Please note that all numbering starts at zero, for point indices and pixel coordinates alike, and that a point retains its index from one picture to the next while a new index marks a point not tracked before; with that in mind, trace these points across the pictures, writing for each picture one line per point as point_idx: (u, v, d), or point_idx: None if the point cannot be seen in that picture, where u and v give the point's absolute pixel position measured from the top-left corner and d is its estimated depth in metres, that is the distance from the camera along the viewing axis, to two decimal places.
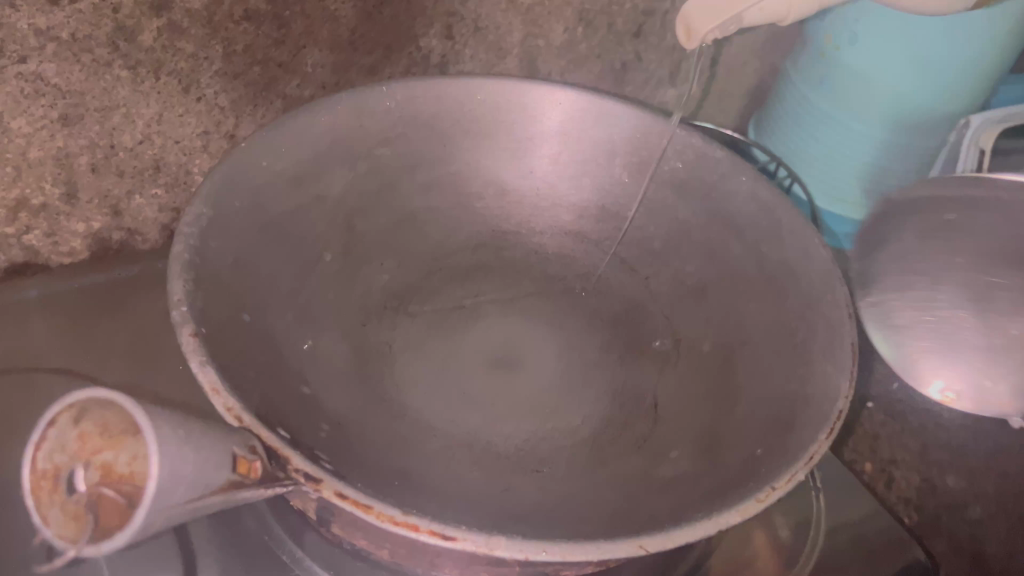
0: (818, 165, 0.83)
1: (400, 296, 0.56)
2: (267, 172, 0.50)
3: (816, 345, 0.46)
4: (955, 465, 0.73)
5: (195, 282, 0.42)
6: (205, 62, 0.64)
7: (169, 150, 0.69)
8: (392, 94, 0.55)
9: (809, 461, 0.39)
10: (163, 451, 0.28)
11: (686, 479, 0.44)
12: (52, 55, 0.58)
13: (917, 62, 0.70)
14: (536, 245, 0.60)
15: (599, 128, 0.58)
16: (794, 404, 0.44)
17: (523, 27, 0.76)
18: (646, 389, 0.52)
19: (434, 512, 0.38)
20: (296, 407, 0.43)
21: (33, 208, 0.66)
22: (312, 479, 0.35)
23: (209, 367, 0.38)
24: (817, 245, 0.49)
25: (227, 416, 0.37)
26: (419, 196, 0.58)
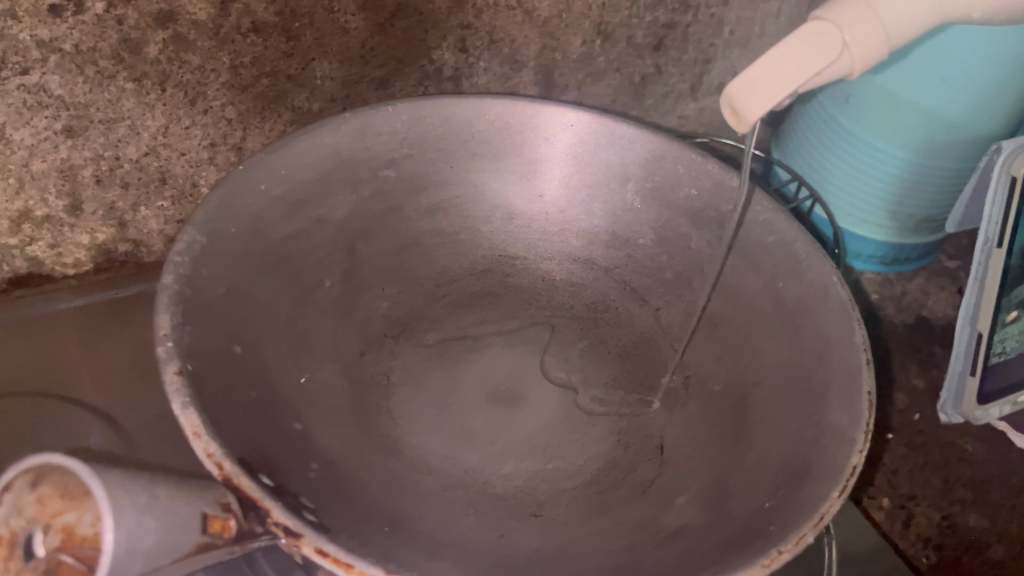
0: (843, 185, 0.80)
1: (402, 325, 0.54)
2: (265, 196, 0.48)
3: (833, 392, 0.44)
4: (978, 503, 0.70)
5: (183, 315, 0.41)
6: (212, 74, 0.62)
7: (175, 163, 0.67)
8: (398, 114, 0.54)
9: (818, 523, 0.37)
10: (120, 522, 0.30)
11: (690, 530, 0.41)
12: (55, 67, 0.57)
13: (951, 83, 0.67)
14: (544, 271, 0.59)
15: (612, 151, 0.56)
16: (807, 455, 0.42)
17: (540, 39, 0.73)
18: (654, 429, 0.50)
19: (424, 565, 0.37)
20: (286, 446, 0.41)
21: (37, 220, 0.65)
22: (292, 534, 0.34)
23: (191, 409, 0.37)
24: (837, 283, 0.47)
25: (207, 463, 0.35)
26: (424, 220, 0.56)
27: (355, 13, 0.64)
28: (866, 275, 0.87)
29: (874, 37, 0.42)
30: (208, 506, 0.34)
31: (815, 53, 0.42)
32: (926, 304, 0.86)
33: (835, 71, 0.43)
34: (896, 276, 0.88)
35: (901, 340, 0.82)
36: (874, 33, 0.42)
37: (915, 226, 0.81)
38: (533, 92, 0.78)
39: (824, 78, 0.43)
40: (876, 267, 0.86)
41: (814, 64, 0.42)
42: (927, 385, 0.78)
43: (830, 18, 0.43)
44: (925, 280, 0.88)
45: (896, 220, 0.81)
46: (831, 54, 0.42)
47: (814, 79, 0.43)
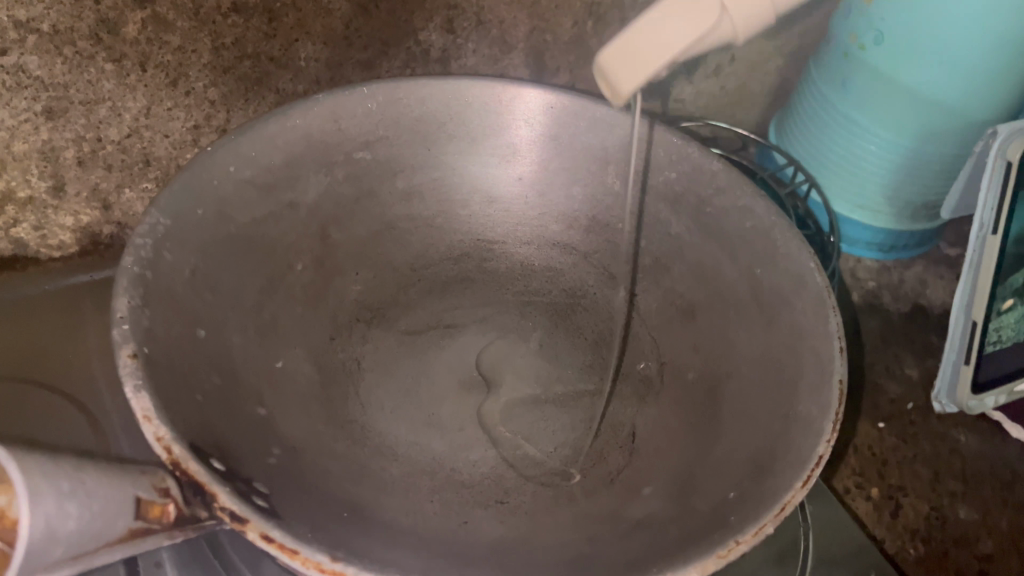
0: (840, 171, 0.79)
1: (374, 310, 0.54)
2: (234, 178, 0.48)
3: (803, 383, 0.43)
4: (968, 495, 0.69)
5: (143, 299, 0.40)
6: (193, 55, 0.62)
7: (158, 145, 0.66)
8: (373, 96, 0.53)
9: (780, 512, 0.36)
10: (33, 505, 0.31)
11: (653, 522, 0.41)
12: (33, 47, 0.56)
13: (949, 66, 0.65)
14: (521, 257, 0.58)
15: (592, 134, 0.56)
16: (775, 447, 0.41)
17: (529, 21, 0.72)
18: (624, 419, 0.50)
19: (378, 552, 0.36)
20: (246, 431, 0.41)
21: (19, 201, 0.65)
22: (237, 519, 0.33)
23: (143, 393, 0.36)
24: (814, 270, 0.46)
25: (156, 447, 0.35)
26: (400, 204, 0.56)
27: None
28: (863, 262, 0.86)
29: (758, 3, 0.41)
30: (143, 490, 0.36)
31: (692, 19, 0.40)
32: (924, 293, 0.84)
33: (717, 34, 0.42)
34: (894, 263, 0.86)
35: (896, 329, 0.81)
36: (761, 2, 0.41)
37: (913, 212, 0.80)
38: (524, 74, 0.77)
39: (705, 44, 0.42)
40: (872, 253, 0.85)
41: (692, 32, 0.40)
42: (921, 375, 0.77)
43: None
44: (923, 268, 0.87)
45: (893, 207, 0.79)
46: (708, 21, 0.40)
47: (695, 45, 0.41)
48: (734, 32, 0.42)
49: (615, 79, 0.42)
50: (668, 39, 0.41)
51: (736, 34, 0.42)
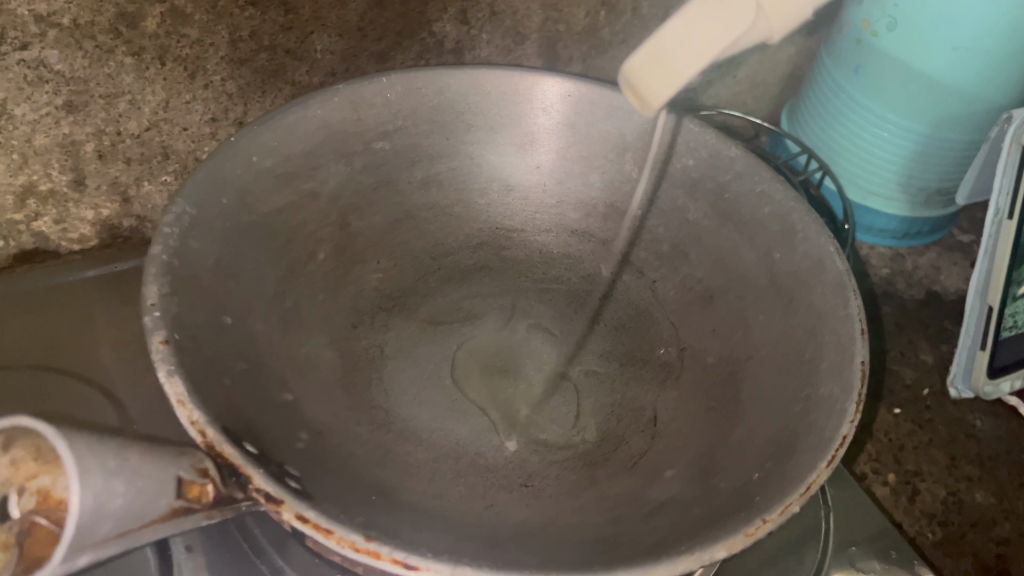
0: (853, 157, 0.79)
1: (395, 298, 0.55)
2: (256, 168, 0.48)
3: (825, 365, 0.43)
4: (985, 479, 0.69)
5: (171, 286, 0.41)
6: (211, 48, 0.62)
7: (177, 137, 0.66)
8: (391, 85, 0.53)
9: (805, 492, 0.37)
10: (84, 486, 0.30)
11: (677, 503, 0.41)
12: (54, 41, 0.56)
13: (963, 52, 0.65)
14: (540, 244, 0.59)
15: (609, 122, 0.56)
16: (797, 428, 0.41)
17: (542, 11, 0.72)
18: (646, 403, 0.51)
19: (407, 533, 0.37)
20: (274, 416, 0.42)
21: (41, 195, 0.65)
22: (273, 500, 0.34)
23: (177, 378, 0.37)
24: (834, 254, 0.46)
25: (191, 430, 0.36)
26: (419, 193, 0.57)
27: None
28: (877, 249, 0.86)
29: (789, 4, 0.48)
30: (184, 470, 0.34)
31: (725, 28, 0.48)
32: (938, 279, 0.85)
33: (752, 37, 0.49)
34: (907, 250, 0.87)
35: (910, 315, 0.81)
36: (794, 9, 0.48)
37: (928, 199, 0.80)
38: (537, 64, 0.77)
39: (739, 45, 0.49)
40: (886, 240, 0.85)
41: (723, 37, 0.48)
42: (936, 360, 0.77)
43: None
44: (936, 255, 0.87)
45: (908, 193, 0.79)
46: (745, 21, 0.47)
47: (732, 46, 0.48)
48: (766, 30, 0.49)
49: (645, 89, 0.51)
50: (699, 47, 0.48)
51: (770, 33, 0.49)
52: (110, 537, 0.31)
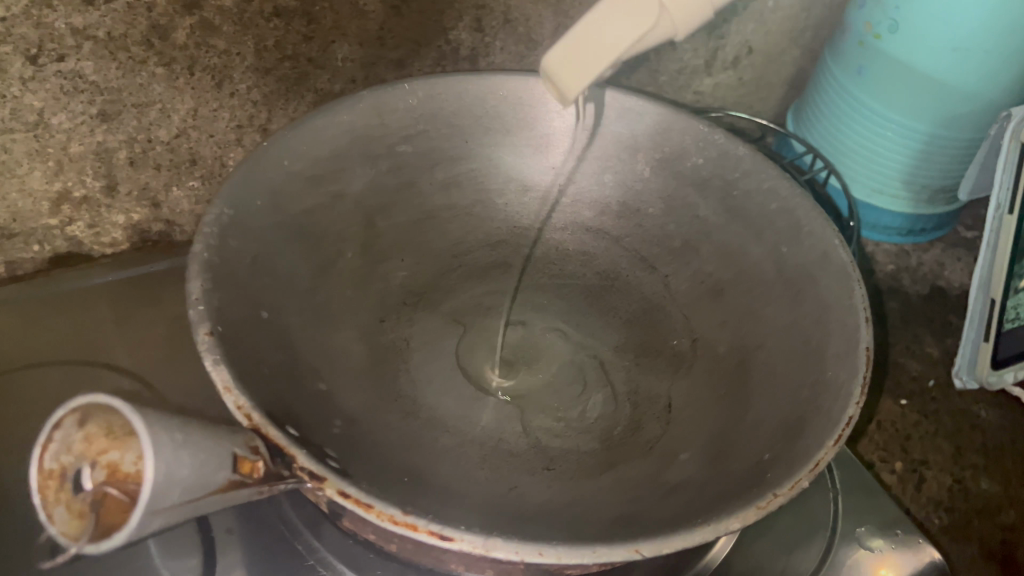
0: (856, 156, 0.81)
1: (418, 294, 0.58)
2: (287, 171, 0.51)
3: (831, 352, 0.45)
4: (989, 468, 0.71)
5: (213, 282, 0.43)
6: (237, 58, 0.64)
7: (203, 144, 0.69)
8: (413, 91, 0.56)
9: (814, 469, 0.39)
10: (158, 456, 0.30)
11: (692, 483, 0.43)
12: (89, 53, 0.58)
13: (962, 53, 0.68)
14: (556, 242, 0.62)
15: (622, 124, 0.59)
16: (805, 410, 0.43)
17: (554, 18, 0.75)
18: (660, 392, 0.54)
19: (440, 511, 0.39)
20: (312, 404, 0.44)
21: (75, 201, 0.67)
22: (316, 478, 0.36)
23: (222, 366, 0.39)
24: (838, 246, 0.49)
25: (238, 415, 0.38)
26: (440, 194, 0.59)
27: None
28: (882, 246, 0.89)
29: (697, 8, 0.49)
30: (238, 447, 0.35)
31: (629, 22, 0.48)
32: (942, 275, 0.87)
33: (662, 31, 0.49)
34: (912, 247, 0.89)
35: (915, 309, 0.83)
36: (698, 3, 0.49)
37: (931, 196, 0.82)
38: None
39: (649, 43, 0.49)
40: (891, 238, 0.87)
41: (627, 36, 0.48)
42: (941, 353, 0.79)
43: None
44: (941, 251, 0.89)
45: (910, 191, 0.82)
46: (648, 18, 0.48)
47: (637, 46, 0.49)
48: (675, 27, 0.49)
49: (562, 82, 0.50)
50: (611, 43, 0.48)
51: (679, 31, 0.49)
52: (181, 504, 0.32)
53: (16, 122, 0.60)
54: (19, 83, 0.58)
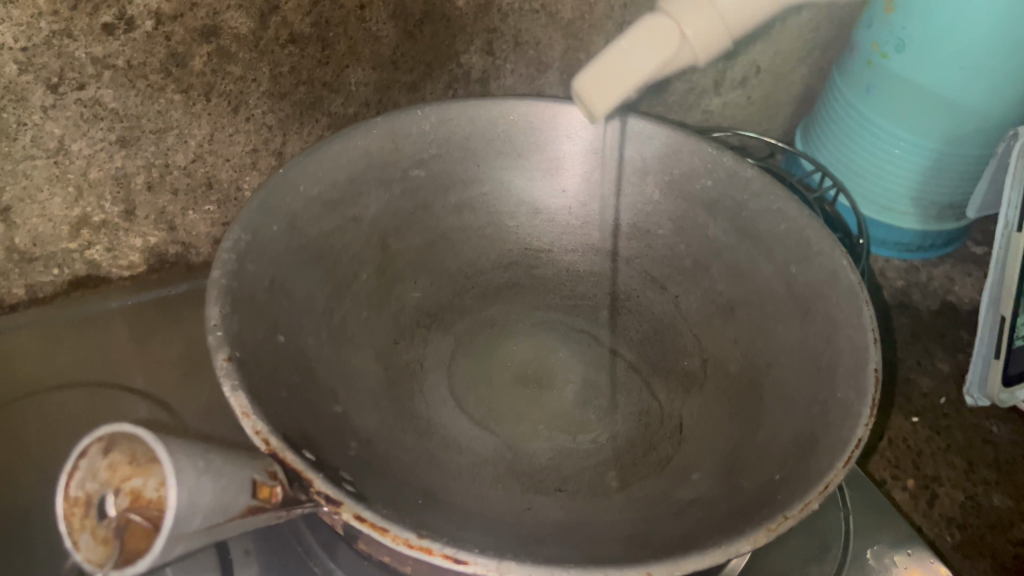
0: (867, 174, 0.82)
1: (433, 314, 0.59)
2: (303, 196, 0.52)
3: (840, 371, 0.46)
4: (1002, 483, 0.71)
5: (231, 307, 0.44)
6: (253, 84, 0.65)
7: (220, 168, 0.69)
8: (426, 117, 0.57)
9: (824, 490, 0.39)
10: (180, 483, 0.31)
11: (704, 503, 0.44)
12: (109, 81, 0.59)
13: (969, 72, 0.68)
14: (567, 263, 0.63)
15: (631, 147, 0.60)
16: (816, 431, 0.44)
17: (564, 40, 0.76)
18: (673, 411, 0.54)
19: (455, 533, 0.40)
20: (328, 426, 0.45)
21: (94, 225, 0.68)
22: (333, 501, 0.37)
23: (240, 391, 0.40)
24: (846, 267, 0.49)
25: (255, 439, 0.38)
26: (452, 217, 0.60)
27: (386, 21, 0.66)
28: (892, 261, 0.89)
29: (714, 30, 0.51)
30: (257, 472, 0.36)
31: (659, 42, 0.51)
32: (952, 290, 0.87)
33: (681, 60, 0.53)
34: (922, 263, 0.89)
35: (926, 324, 0.84)
36: (711, 24, 0.51)
37: (940, 212, 0.83)
38: (558, 92, 0.81)
39: (671, 65, 0.53)
40: (901, 253, 0.88)
41: None
42: (952, 369, 0.79)
43: (670, 12, 0.52)
44: (951, 266, 0.89)
45: (920, 208, 0.82)
46: (670, 48, 0.51)
47: None
48: (695, 53, 0.52)
49: None
50: None
51: (698, 57, 0.53)
52: (201, 529, 0.33)
53: (36, 149, 0.60)
54: (40, 112, 0.58)
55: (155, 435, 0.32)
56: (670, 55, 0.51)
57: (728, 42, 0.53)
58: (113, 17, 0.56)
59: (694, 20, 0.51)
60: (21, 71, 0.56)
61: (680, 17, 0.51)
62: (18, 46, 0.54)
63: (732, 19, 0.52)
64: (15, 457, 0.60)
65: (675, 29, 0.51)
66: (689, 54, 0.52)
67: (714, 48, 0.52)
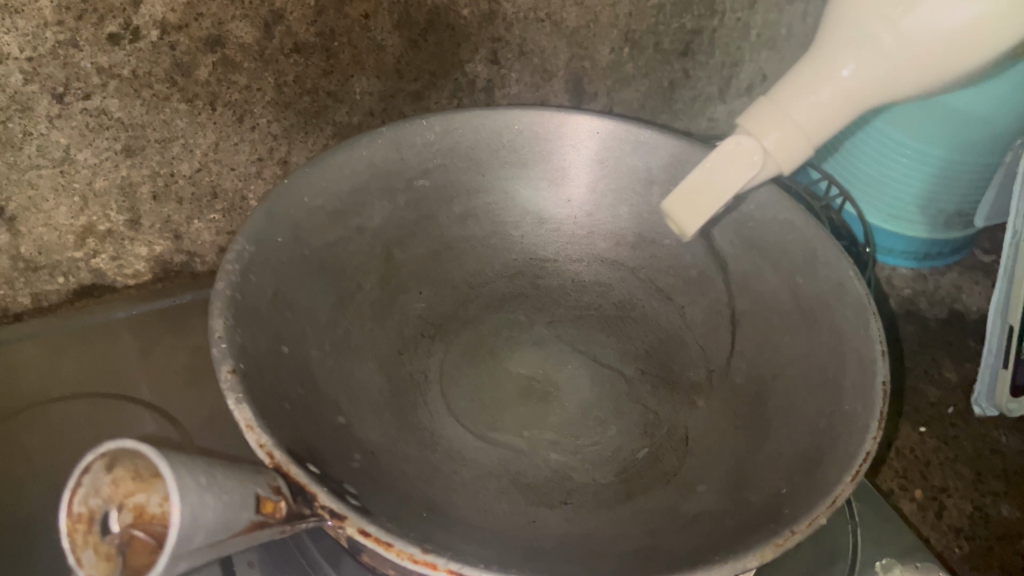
0: (873, 182, 0.82)
1: (437, 325, 0.58)
2: (307, 207, 0.52)
3: (847, 383, 0.46)
4: (1010, 494, 0.70)
5: (235, 318, 0.44)
6: (258, 93, 0.65)
7: (225, 177, 0.69)
8: (431, 127, 0.58)
9: (833, 504, 0.39)
10: (182, 498, 0.31)
11: (710, 516, 0.43)
12: (115, 91, 0.59)
13: (974, 78, 0.67)
14: (573, 274, 0.62)
15: (636, 156, 0.60)
16: (824, 444, 0.43)
17: (569, 49, 0.76)
18: (681, 422, 0.53)
19: (459, 547, 0.39)
20: (332, 438, 0.45)
21: (99, 234, 0.68)
22: (337, 516, 0.37)
23: (244, 404, 0.40)
24: (853, 278, 0.49)
25: (260, 453, 0.38)
26: (457, 226, 0.60)
27: (391, 31, 0.66)
28: (898, 270, 0.89)
29: (794, 143, 0.46)
30: (261, 487, 0.36)
31: (736, 172, 0.47)
32: (960, 298, 0.87)
33: (765, 175, 0.48)
34: (929, 271, 0.89)
35: (934, 333, 0.83)
36: (787, 132, 0.46)
37: (947, 221, 0.82)
38: (564, 100, 0.81)
39: (757, 181, 0.47)
40: (908, 262, 0.87)
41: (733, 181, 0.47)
42: (960, 378, 0.79)
43: (748, 133, 0.47)
44: (958, 275, 0.89)
45: (927, 217, 0.82)
46: (756, 164, 0.47)
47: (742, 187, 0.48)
48: (779, 166, 0.47)
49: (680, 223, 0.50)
50: (722, 185, 0.48)
51: (781, 170, 0.47)
52: (205, 546, 0.32)
53: (42, 158, 0.61)
54: (46, 121, 0.58)
55: (157, 451, 0.32)
56: (757, 171, 0.47)
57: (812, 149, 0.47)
58: (118, 27, 0.56)
59: (782, 144, 0.46)
60: (27, 80, 0.56)
61: (763, 135, 0.47)
62: (24, 56, 0.54)
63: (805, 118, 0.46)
64: (19, 467, 0.60)
65: (755, 146, 0.47)
66: (771, 167, 0.47)
67: (798, 159, 0.47)
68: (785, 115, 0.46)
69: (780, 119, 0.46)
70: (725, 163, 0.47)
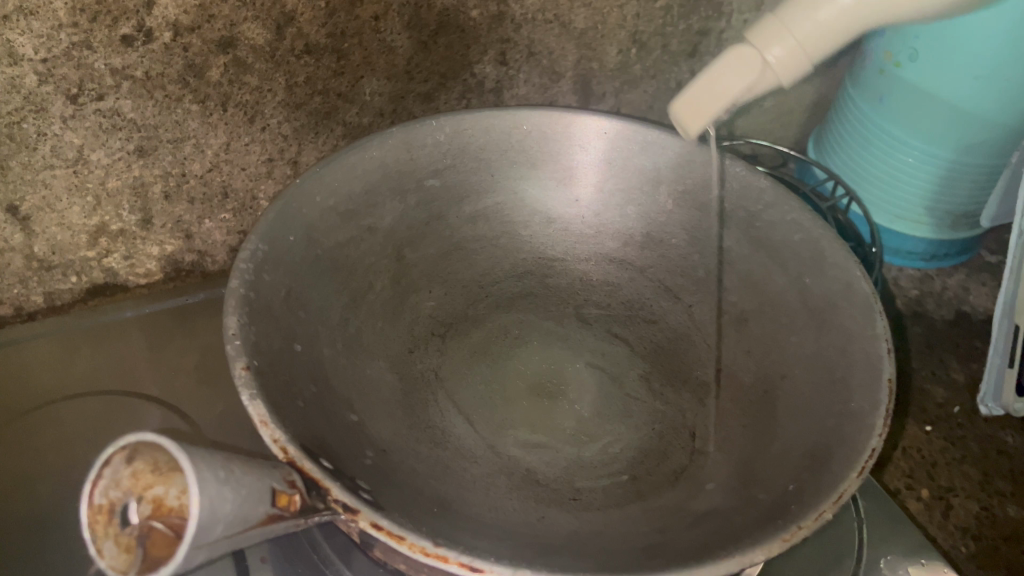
0: (880, 183, 0.82)
1: (447, 324, 0.59)
2: (320, 207, 0.53)
3: (855, 381, 0.46)
4: (1017, 494, 0.71)
5: (249, 316, 0.45)
6: (269, 94, 0.65)
7: (236, 177, 0.70)
8: (440, 127, 0.58)
9: (838, 500, 0.40)
10: (202, 491, 0.32)
11: (718, 513, 0.44)
12: (128, 92, 0.60)
13: (982, 81, 0.68)
14: (581, 272, 0.63)
15: (644, 157, 0.60)
16: (832, 441, 0.44)
17: (577, 50, 0.76)
18: (687, 421, 0.54)
19: (471, 542, 0.40)
20: (344, 435, 0.45)
21: (111, 233, 0.68)
22: (350, 509, 0.37)
23: (258, 400, 0.40)
24: (860, 278, 0.50)
25: (273, 448, 0.39)
26: (467, 227, 0.61)
27: (400, 32, 0.67)
28: (905, 271, 0.89)
29: (798, 58, 0.49)
30: (276, 480, 0.37)
31: (739, 71, 0.50)
32: (966, 299, 0.87)
33: (766, 84, 0.51)
34: (936, 272, 0.89)
35: (940, 333, 0.83)
36: (793, 47, 0.49)
37: (954, 221, 0.83)
38: (571, 101, 0.81)
39: (757, 91, 0.51)
40: (915, 262, 0.88)
41: (739, 81, 0.50)
42: (966, 379, 0.79)
43: (753, 39, 0.50)
44: (965, 276, 0.89)
45: (934, 217, 0.82)
46: (751, 75, 0.50)
47: (748, 92, 0.51)
48: (780, 78, 0.50)
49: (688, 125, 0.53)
50: (722, 87, 0.51)
51: (783, 80, 0.50)
52: (223, 538, 0.33)
53: (56, 159, 0.61)
54: (60, 122, 0.59)
55: (178, 444, 0.33)
56: (750, 82, 0.50)
57: (813, 66, 0.50)
58: (132, 29, 0.56)
59: (781, 46, 0.49)
60: (41, 81, 0.56)
61: (765, 44, 0.49)
62: (38, 57, 0.55)
63: (808, 38, 0.49)
64: (33, 464, 0.61)
65: (760, 56, 0.50)
66: (772, 77, 0.50)
67: (797, 71, 0.50)
68: (789, 28, 0.49)
69: (783, 30, 0.49)
70: (732, 71, 0.50)
